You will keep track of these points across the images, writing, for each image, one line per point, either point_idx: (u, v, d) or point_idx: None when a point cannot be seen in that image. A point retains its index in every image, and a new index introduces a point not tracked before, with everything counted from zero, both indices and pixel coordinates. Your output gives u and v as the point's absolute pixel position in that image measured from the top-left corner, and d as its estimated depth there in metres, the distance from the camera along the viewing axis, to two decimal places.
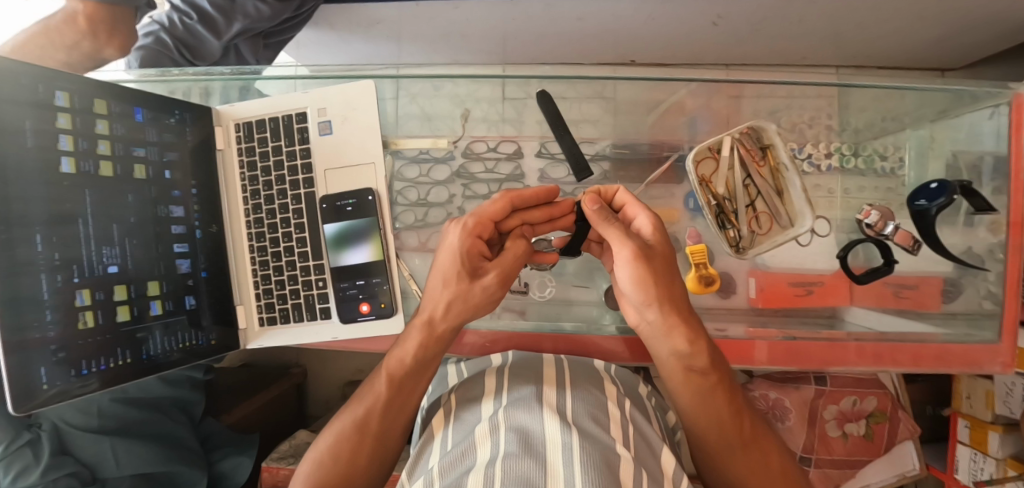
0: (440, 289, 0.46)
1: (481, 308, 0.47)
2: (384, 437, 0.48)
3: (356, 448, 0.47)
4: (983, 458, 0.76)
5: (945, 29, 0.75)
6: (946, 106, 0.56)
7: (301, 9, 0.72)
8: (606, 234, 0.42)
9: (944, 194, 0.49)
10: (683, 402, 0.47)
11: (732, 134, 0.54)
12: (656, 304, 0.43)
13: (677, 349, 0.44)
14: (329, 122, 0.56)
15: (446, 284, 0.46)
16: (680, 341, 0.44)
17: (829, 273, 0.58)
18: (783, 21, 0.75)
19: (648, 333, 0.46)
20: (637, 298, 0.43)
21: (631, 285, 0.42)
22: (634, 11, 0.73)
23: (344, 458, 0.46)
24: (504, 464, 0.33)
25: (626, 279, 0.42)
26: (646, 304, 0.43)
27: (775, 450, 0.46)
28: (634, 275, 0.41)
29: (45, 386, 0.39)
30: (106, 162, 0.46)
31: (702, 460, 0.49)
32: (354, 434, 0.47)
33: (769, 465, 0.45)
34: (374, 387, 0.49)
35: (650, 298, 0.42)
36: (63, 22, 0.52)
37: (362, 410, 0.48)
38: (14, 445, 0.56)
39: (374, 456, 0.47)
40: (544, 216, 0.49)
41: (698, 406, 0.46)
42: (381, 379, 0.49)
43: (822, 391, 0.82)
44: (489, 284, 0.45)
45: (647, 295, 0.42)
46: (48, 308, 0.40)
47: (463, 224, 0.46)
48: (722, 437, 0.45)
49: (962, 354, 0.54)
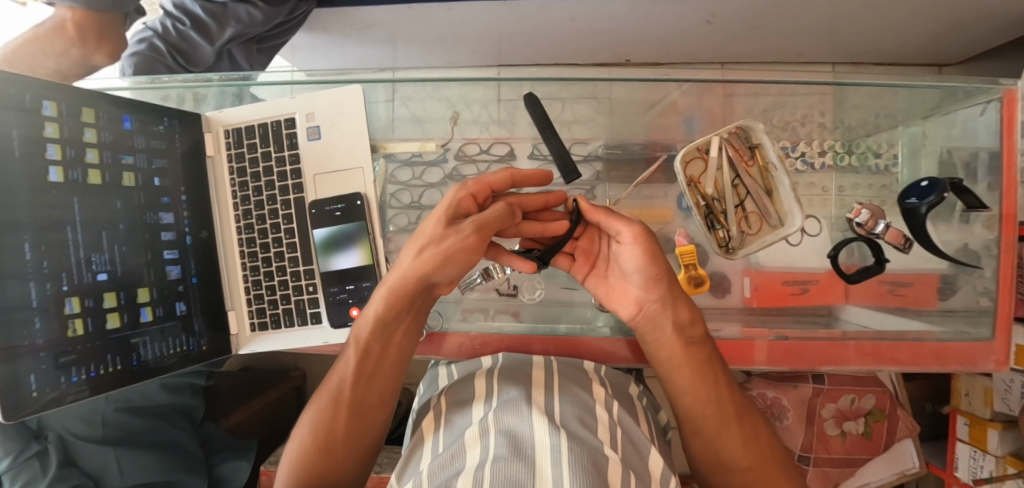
0: (414, 249, 0.45)
1: (452, 260, 0.44)
2: (362, 409, 0.48)
3: (336, 423, 0.47)
4: (983, 456, 0.76)
5: (940, 25, 0.75)
6: (938, 103, 0.56)
7: (294, 14, 0.72)
8: (614, 216, 0.46)
9: (934, 192, 0.49)
10: (678, 386, 0.47)
11: (720, 134, 0.54)
12: (662, 278, 0.46)
13: (679, 320, 0.46)
14: (317, 127, 0.56)
15: (425, 232, 0.45)
16: (683, 314, 0.47)
17: (821, 271, 0.58)
18: (777, 19, 0.74)
19: (649, 314, 0.47)
20: (643, 276, 0.46)
21: (638, 263, 0.46)
22: (627, 11, 0.73)
23: (325, 434, 0.47)
24: (492, 467, 0.32)
25: (633, 257, 0.46)
26: (653, 279, 0.46)
27: (762, 426, 0.47)
28: (641, 252, 0.45)
29: (36, 393, 0.39)
30: (94, 170, 0.46)
31: (699, 458, 0.48)
32: (333, 408, 0.48)
33: (761, 440, 0.46)
34: (345, 357, 0.49)
35: (658, 273, 0.46)
36: (52, 30, 0.52)
37: (335, 381, 0.49)
38: (22, 456, 0.56)
39: (355, 429, 0.48)
40: (538, 202, 0.49)
41: (685, 384, 0.46)
42: (351, 348, 0.49)
43: (820, 390, 0.82)
44: (462, 229, 0.43)
45: (654, 271, 0.46)
46: (37, 315, 0.40)
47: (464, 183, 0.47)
48: (718, 418, 0.46)
49: (959, 352, 0.53)
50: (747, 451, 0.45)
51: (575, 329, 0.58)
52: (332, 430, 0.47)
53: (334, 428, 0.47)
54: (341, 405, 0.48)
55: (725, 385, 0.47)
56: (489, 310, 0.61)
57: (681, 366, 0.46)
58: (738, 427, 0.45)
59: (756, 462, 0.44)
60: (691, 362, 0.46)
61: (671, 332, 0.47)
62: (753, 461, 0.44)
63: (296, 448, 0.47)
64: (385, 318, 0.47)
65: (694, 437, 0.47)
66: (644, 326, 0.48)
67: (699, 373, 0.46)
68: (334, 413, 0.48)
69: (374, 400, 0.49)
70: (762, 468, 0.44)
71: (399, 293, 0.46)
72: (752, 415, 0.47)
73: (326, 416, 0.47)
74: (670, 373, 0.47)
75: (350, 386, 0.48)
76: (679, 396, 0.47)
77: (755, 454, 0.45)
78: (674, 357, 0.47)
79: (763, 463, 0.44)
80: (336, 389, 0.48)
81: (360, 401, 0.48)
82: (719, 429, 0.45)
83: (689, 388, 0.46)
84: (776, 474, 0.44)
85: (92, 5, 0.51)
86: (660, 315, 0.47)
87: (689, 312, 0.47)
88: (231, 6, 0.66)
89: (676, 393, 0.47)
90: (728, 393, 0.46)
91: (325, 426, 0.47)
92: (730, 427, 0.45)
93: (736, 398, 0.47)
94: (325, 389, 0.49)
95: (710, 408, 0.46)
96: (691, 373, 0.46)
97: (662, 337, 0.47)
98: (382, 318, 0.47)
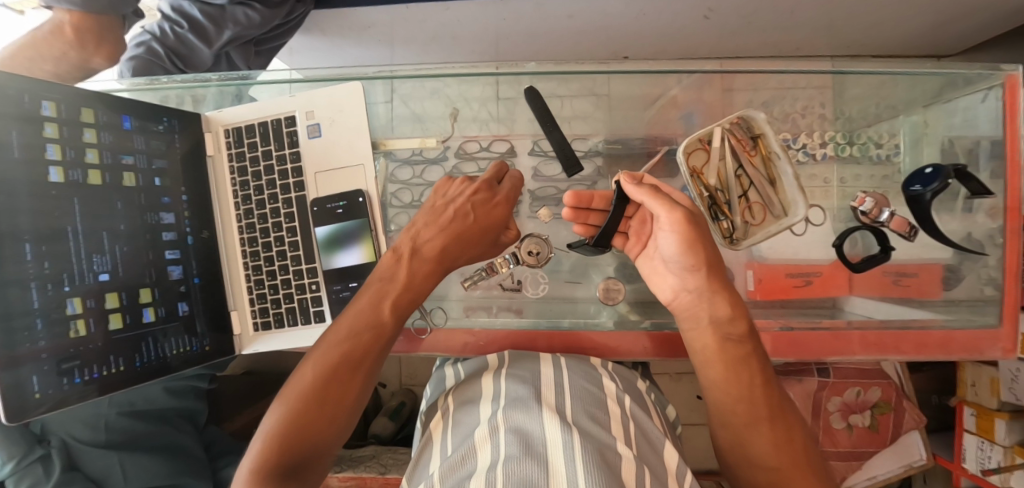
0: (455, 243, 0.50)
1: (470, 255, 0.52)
2: (368, 370, 0.44)
3: (344, 383, 0.43)
4: (990, 446, 0.75)
5: (938, 15, 0.75)
6: (939, 91, 0.56)
7: (291, 16, 0.72)
8: (653, 205, 0.44)
9: (938, 178, 0.49)
10: (710, 379, 0.47)
11: (722, 124, 0.53)
12: (703, 268, 0.45)
13: (717, 314, 0.46)
14: (317, 125, 0.56)
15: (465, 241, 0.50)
16: (722, 307, 0.46)
17: (826, 263, 0.58)
18: (775, 12, 0.74)
19: (686, 303, 0.48)
20: (684, 262, 0.45)
21: (679, 250, 0.44)
22: (624, 6, 0.73)
23: (332, 395, 0.42)
24: (506, 467, 0.32)
25: (673, 245, 0.45)
26: (693, 268, 0.45)
27: (798, 426, 0.45)
28: (681, 240, 0.43)
29: (38, 394, 0.39)
30: (95, 171, 0.46)
31: (726, 453, 0.47)
32: (344, 369, 0.43)
33: (792, 442, 0.44)
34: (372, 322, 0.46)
35: (699, 263, 0.45)
36: (50, 33, 0.52)
37: (353, 345, 0.44)
38: (26, 459, 0.55)
39: (359, 393, 0.44)
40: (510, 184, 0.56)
41: (716, 379, 0.46)
42: (382, 312, 0.46)
43: (825, 383, 0.81)
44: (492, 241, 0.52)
45: (695, 260, 0.44)
46: (39, 317, 0.40)
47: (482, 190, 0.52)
48: (748, 413, 0.44)
49: (965, 341, 0.53)
50: (777, 451, 0.43)
51: (578, 323, 0.58)
52: (338, 389, 0.42)
53: (340, 387, 0.42)
54: (352, 364, 0.43)
55: (763, 383, 0.45)
56: (493, 307, 0.61)
57: (714, 359, 0.46)
58: (769, 427, 0.44)
59: (786, 463, 0.43)
60: (725, 359, 0.45)
61: (706, 326, 0.47)
62: (782, 462, 0.43)
63: (291, 409, 0.41)
64: (416, 283, 0.48)
65: (722, 430, 0.47)
66: (681, 313, 0.49)
67: (733, 369, 0.45)
68: (341, 370, 0.43)
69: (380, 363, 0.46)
70: (794, 470, 0.42)
71: (433, 261, 0.49)
72: (788, 414, 0.45)
73: (336, 376, 0.42)
74: (705, 365, 0.47)
75: (365, 345, 0.45)
76: (710, 389, 0.47)
77: (785, 455, 0.43)
78: (707, 350, 0.47)
79: (794, 465, 0.42)
80: (349, 346, 0.44)
81: (371, 360, 0.45)
82: (749, 426, 0.44)
83: (720, 383, 0.46)
84: (810, 478, 0.42)
85: (90, 8, 0.51)
86: (696, 306, 0.47)
87: (727, 307, 0.46)
88: (229, 9, 0.67)
89: (708, 386, 0.47)
90: (761, 392, 0.44)
91: (331, 386, 0.42)
92: (760, 425, 0.44)
93: (772, 397, 0.44)
94: (332, 346, 0.44)
95: (740, 405, 0.45)
96: (724, 369, 0.45)
97: (697, 331, 0.47)
98: (411, 281, 0.48)
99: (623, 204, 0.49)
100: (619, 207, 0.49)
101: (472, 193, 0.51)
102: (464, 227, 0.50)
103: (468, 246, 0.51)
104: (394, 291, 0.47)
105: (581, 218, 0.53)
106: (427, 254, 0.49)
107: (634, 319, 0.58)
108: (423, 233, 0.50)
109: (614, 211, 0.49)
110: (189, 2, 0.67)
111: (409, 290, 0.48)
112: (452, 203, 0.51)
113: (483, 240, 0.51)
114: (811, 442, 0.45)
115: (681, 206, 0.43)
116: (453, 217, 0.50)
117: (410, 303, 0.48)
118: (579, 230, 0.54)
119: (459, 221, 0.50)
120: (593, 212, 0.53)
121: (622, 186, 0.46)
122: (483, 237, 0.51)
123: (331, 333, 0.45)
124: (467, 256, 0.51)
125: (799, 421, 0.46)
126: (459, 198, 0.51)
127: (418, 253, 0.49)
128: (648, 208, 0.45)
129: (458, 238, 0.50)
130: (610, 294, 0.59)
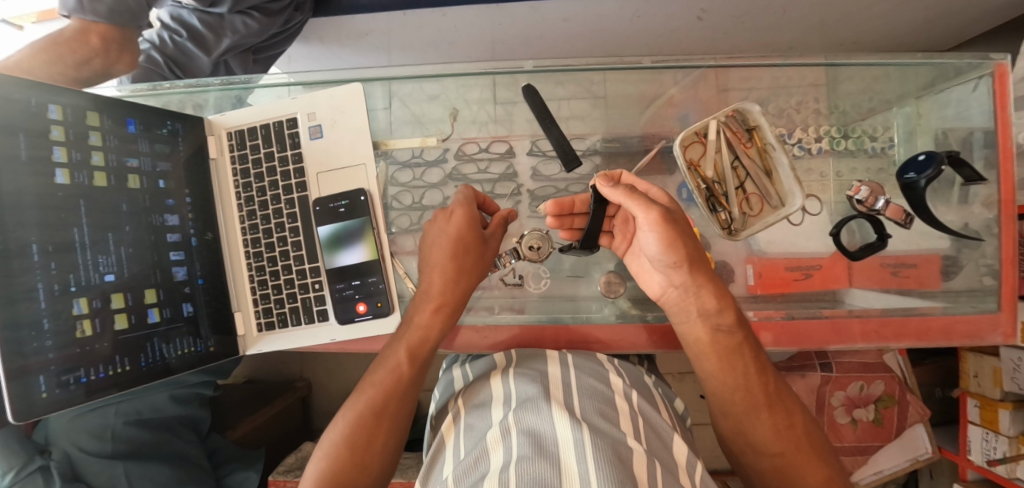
0: (439, 273, 0.51)
1: (460, 279, 0.52)
2: (394, 419, 0.49)
3: (373, 432, 0.47)
4: (995, 437, 0.75)
5: (924, 11, 0.77)
6: (930, 81, 0.57)
7: (290, 24, 0.73)
8: (629, 206, 0.43)
9: (931, 165, 0.50)
10: (710, 377, 0.47)
11: (718, 117, 0.54)
12: (685, 265, 0.45)
13: (705, 308, 0.46)
14: (319, 126, 0.57)
15: (443, 270, 0.51)
16: (709, 301, 0.45)
17: (826, 255, 0.58)
18: (764, 9, 0.76)
19: (676, 298, 0.48)
20: (667, 260, 0.45)
21: (660, 248, 0.44)
22: (619, 8, 0.76)
23: (361, 444, 0.47)
24: (518, 467, 0.32)
25: (654, 242, 0.44)
26: (675, 264, 0.45)
27: (798, 409, 0.45)
28: (660, 238, 0.43)
29: (44, 393, 0.40)
30: (100, 173, 0.46)
31: (731, 444, 0.48)
32: (369, 418, 0.48)
33: (793, 426, 0.44)
34: (393, 366, 0.50)
35: (680, 259, 0.44)
36: (76, 41, 0.55)
37: (378, 392, 0.49)
38: (26, 470, 0.56)
39: (386, 439, 0.48)
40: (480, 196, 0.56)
41: (712, 370, 0.46)
42: (400, 356, 0.50)
43: (829, 377, 0.81)
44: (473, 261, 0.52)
45: (676, 257, 0.44)
46: (45, 316, 0.40)
47: (459, 216, 0.53)
48: (745, 401, 0.45)
49: (963, 327, 0.53)
50: (779, 437, 0.44)
51: (580, 319, 0.58)
52: (369, 431, 0.47)
53: (368, 434, 0.47)
54: (378, 413, 0.48)
55: (757, 373, 0.45)
56: (494, 306, 0.61)
57: (706, 352, 0.46)
58: (768, 415, 0.44)
59: (788, 448, 0.43)
60: (718, 350, 0.46)
61: (697, 319, 0.47)
62: (785, 447, 0.43)
63: (325, 455, 0.46)
64: (428, 326, 0.51)
65: (723, 419, 0.47)
66: (672, 308, 0.49)
67: (727, 361, 0.45)
68: (364, 419, 0.48)
69: (402, 404, 0.50)
70: (796, 455, 0.43)
71: (438, 304, 0.51)
72: (786, 400, 0.45)
73: (364, 423, 0.48)
74: (699, 358, 0.48)
75: (389, 389, 0.49)
76: (707, 380, 0.47)
77: (788, 440, 0.43)
78: (700, 343, 0.47)
79: (797, 449, 0.43)
80: (374, 396, 0.49)
81: (394, 403, 0.49)
82: (748, 413, 0.45)
83: (716, 374, 0.46)
84: (812, 463, 0.43)
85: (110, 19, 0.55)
86: (684, 301, 0.47)
87: (715, 299, 0.45)
88: (227, 17, 0.68)
89: (704, 376, 0.48)
90: (757, 379, 0.45)
91: (358, 430, 0.47)
92: (759, 414, 0.44)
93: (769, 384, 0.45)
94: (362, 394, 0.50)
95: (737, 395, 0.45)
96: (717, 360, 0.46)
97: (689, 323, 0.47)
98: (421, 325, 0.51)
99: (604, 205, 0.50)
100: (599, 209, 0.50)
101: (446, 222, 0.53)
102: (459, 262, 0.51)
103: (464, 267, 0.52)
104: (408, 340, 0.51)
105: (566, 224, 0.54)
106: (431, 295, 0.51)
107: (636, 313, 0.58)
108: (427, 278, 0.52)
109: (595, 212, 0.50)
110: (188, 11, 0.68)
111: (420, 331, 0.51)
112: (445, 238, 0.52)
113: (471, 262, 0.52)
114: (811, 418, 0.46)
115: (659, 204, 0.43)
116: (444, 255, 0.52)
117: (426, 347, 0.51)
118: (566, 235, 0.56)
119: (451, 255, 0.51)
120: (578, 217, 0.54)
121: (598, 188, 0.46)
122: (469, 259, 0.52)
123: (360, 387, 0.51)
124: (466, 281, 0.52)
125: (799, 406, 0.46)
126: (445, 231, 0.53)
127: (425, 294, 0.52)
128: (626, 208, 0.45)
129: (452, 274, 0.51)
130: (612, 288, 0.60)
